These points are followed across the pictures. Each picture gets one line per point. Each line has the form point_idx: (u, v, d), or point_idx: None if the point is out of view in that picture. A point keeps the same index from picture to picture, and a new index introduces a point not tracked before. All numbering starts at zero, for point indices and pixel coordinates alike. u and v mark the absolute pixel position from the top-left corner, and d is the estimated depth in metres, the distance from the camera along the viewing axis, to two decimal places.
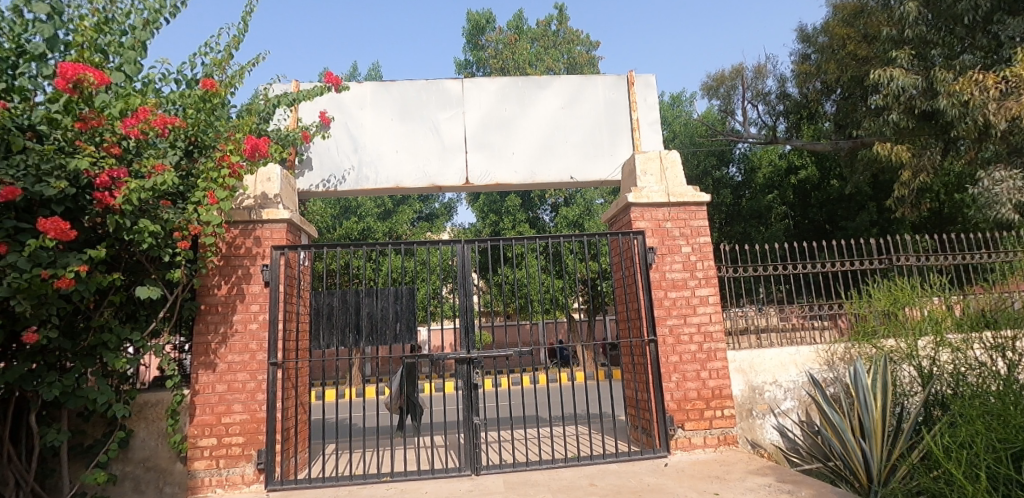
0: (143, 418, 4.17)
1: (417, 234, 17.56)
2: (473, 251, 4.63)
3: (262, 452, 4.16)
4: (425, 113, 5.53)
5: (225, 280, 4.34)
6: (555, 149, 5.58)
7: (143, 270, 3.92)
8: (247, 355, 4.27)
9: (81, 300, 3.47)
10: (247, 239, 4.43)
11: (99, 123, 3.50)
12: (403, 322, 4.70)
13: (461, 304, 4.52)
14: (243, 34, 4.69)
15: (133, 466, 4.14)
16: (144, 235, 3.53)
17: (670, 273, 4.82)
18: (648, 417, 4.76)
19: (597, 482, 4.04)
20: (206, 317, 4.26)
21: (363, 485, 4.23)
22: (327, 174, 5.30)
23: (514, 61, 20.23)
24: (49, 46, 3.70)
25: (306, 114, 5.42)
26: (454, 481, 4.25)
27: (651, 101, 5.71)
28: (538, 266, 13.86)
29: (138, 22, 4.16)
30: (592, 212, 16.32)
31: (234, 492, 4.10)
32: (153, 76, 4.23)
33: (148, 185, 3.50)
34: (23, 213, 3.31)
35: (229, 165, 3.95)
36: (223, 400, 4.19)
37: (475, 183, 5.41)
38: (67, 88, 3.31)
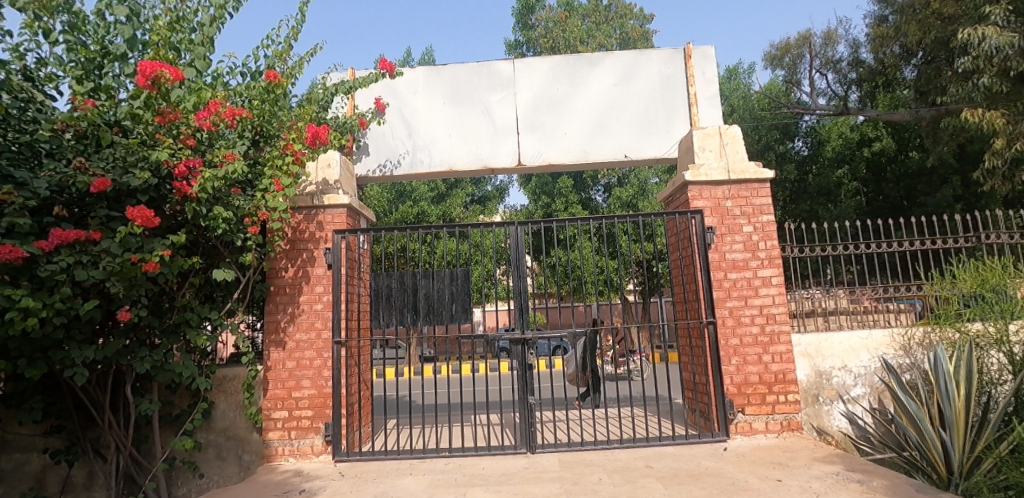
0: (222, 392, 4.47)
1: (469, 216, 17.74)
2: (526, 233, 4.63)
3: (329, 425, 4.39)
4: (476, 96, 5.54)
5: (292, 263, 4.57)
6: (607, 127, 5.46)
7: (218, 255, 4.19)
8: (313, 333, 4.49)
9: (166, 282, 3.76)
10: (310, 224, 4.63)
11: (175, 117, 3.75)
12: (458, 303, 4.79)
13: (515, 285, 4.55)
14: (301, 24, 4.87)
15: (215, 435, 4.45)
16: (219, 222, 3.77)
17: (731, 254, 4.65)
18: (706, 401, 4.68)
19: (653, 464, 4.01)
20: (275, 297, 4.51)
21: (423, 459, 4.41)
22: (383, 159, 5.43)
23: (565, 39, 19.86)
24: (129, 47, 3.98)
25: (361, 100, 5.55)
26: (509, 458, 4.34)
27: (709, 75, 5.48)
28: (591, 247, 13.75)
29: (205, 20, 4.39)
30: (647, 192, 15.95)
31: (305, 461, 4.37)
32: (221, 70, 4.47)
33: (221, 174, 3.73)
34: (113, 202, 3.62)
35: (292, 152, 4.15)
36: (292, 376, 4.45)
37: (528, 164, 5.40)
38: (147, 84, 3.54)
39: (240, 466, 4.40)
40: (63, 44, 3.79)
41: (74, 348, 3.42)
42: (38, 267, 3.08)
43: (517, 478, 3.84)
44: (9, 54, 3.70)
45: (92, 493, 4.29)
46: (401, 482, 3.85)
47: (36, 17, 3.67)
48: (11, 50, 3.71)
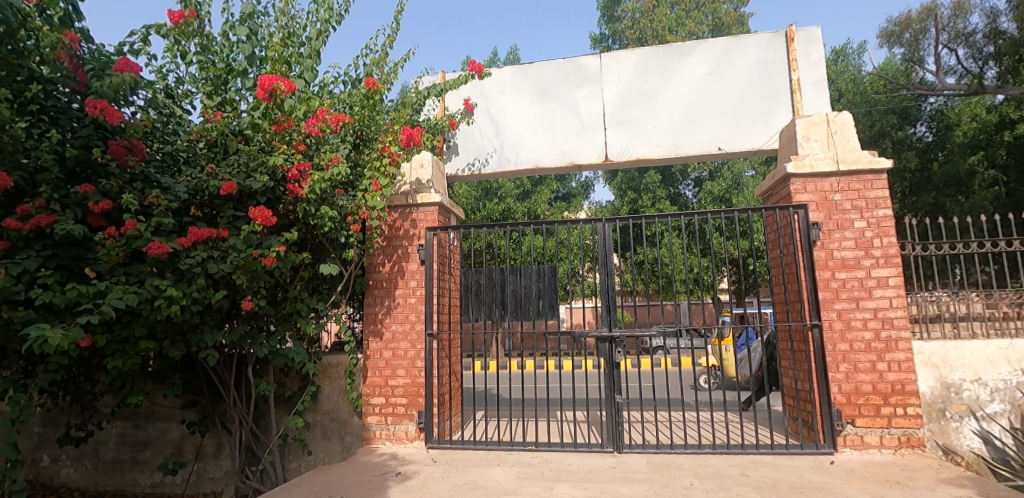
0: (326, 376, 4.81)
1: (554, 213, 17.74)
2: (614, 230, 4.54)
3: (421, 413, 4.62)
4: (563, 92, 5.54)
5: (388, 258, 4.84)
6: (700, 118, 5.24)
7: (324, 250, 4.54)
8: (407, 325, 4.73)
9: (281, 275, 4.14)
10: (405, 222, 4.88)
11: (289, 125, 4.12)
12: (545, 299, 4.83)
13: (603, 283, 4.51)
14: (396, 32, 5.14)
15: (321, 416, 4.81)
16: (325, 220, 4.08)
17: (839, 251, 4.30)
18: (809, 409, 4.38)
19: (748, 473, 3.82)
20: (374, 291, 4.82)
21: (510, 451, 4.51)
22: (472, 158, 5.59)
23: (651, 30, 19.24)
24: (249, 63, 4.41)
25: (451, 102, 5.74)
26: (596, 456, 4.32)
27: (815, 58, 5.07)
28: (680, 244, 13.29)
29: (312, 34, 4.77)
30: (741, 186, 15.07)
31: (400, 445, 4.62)
32: (326, 79, 4.83)
33: (327, 176, 4.04)
34: (238, 204, 4.03)
35: (389, 154, 4.41)
36: (389, 365, 4.71)
37: (615, 160, 5.31)
38: (265, 97, 3.94)
39: (343, 447, 4.73)
40: (197, 64, 4.29)
41: (207, 332, 3.87)
42: (180, 261, 3.53)
43: (604, 476, 3.82)
44: (155, 75, 4.25)
45: (219, 461, 4.81)
46: (489, 471, 3.97)
47: (176, 42, 4.19)
48: (157, 71, 4.26)
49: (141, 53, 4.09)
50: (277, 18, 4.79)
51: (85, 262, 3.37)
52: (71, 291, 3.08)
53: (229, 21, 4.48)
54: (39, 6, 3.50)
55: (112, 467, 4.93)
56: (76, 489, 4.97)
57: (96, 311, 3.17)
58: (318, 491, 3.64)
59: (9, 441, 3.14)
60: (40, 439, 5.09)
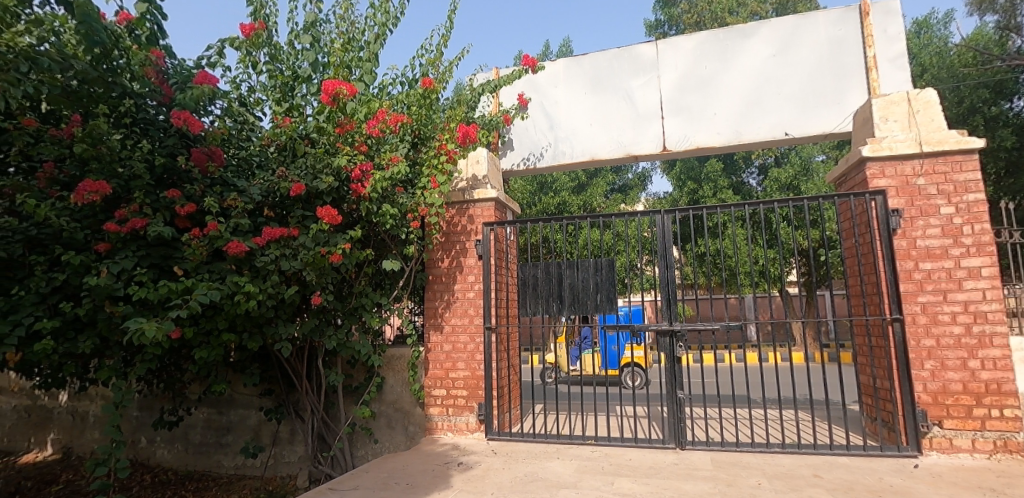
0: (390, 368, 4.98)
1: (611, 205, 17.42)
2: (673, 222, 4.43)
3: (481, 405, 4.71)
4: (618, 82, 5.43)
5: (447, 253, 4.95)
6: (764, 103, 5.01)
7: (386, 247, 4.71)
8: (466, 319, 4.82)
9: (346, 271, 4.34)
10: (462, 217, 4.96)
11: (352, 126, 4.33)
12: (603, 293, 4.75)
13: (662, 276, 4.41)
14: (450, 31, 5.23)
15: (385, 406, 4.99)
16: (387, 218, 4.23)
17: (923, 240, 4.00)
18: (890, 408, 4.10)
19: (822, 474, 3.64)
20: (434, 285, 4.94)
21: (570, 444, 4.52)
22: (526, 153, 5.61)
23: (710, 12, 18.48)
24: (313, 69, 4.63)
25: (505, 97, 5.77)
26: (658, 452, 4.25)
27: (893, 31, 4.71)
28: (744, 234, 12.76)
29: (370, 38, 4.93)
30: (811, 172, 14.22)
31: (461, 436, 4.72)
32: (385, 81, 4.99)
33: (388, 175, 4.17)
34: (306, 204, 4.24)
35: (446, 152, 4.51)
36: (449, 357, 4.83)
37: (674, 149, 5.18)
38: (329, 101, 4.16)
39: (407, 436, 4.89)
40: (267, 73, 4.54)
41: (281, 325, 4.11)
42: (256, 259, 3.76)
43: (666, 472, 3.75)
44: (230, 86, 4.55)
45: (294, 447, 5.11)
46: (549, 464, 3.99)
47: (247, 53, 4.45)
48: (231, 82, 4.55)
49: (217, 66, 4.37)
50: (338, 24, 4.98)
51: (174, 260, 3.65)
52: (163, 287, 3.36)
53: (295, 31, 4.72)
54: (130, 27, 3.83)
55: (200, 449, 5.36)
56: (169, 469, 5.44)
57: (184, 305, 3.44)
58: (384, 478, 3.79)
59: (114, 423, 3.47)
60: (138, 422, 5.60)
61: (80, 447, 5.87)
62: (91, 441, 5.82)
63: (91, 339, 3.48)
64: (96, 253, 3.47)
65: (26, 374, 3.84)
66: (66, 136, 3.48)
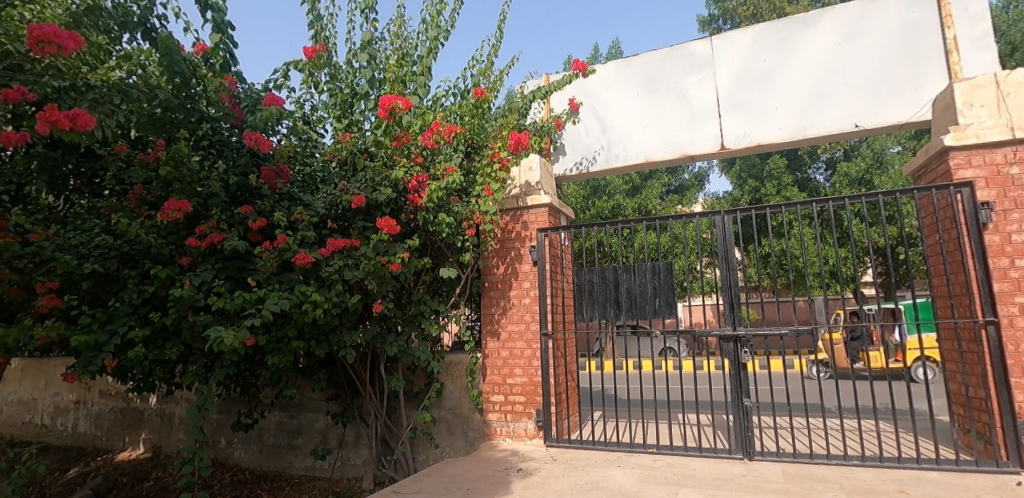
0: (449, 374, 5.06)
1: (667, 207, 17.00)
2: (735, 222, 4.26)
3: (540, 411, 4.70)
4: (672, 82, 5.31)
5: (502, 260, 4.99)
6: (829, 94, 4.75)
7: (443, 255, 4.82)
8: (523, 325, 4.83)
9: (405, 279, 4.47)
10: (517, 224, 4.99)
11: (407, 139, 4.47)
12: (661, 297, 4.67)
13: (724, 279, 4.25)
14: (499, 41, 5.30)
15: (445, 411, 5.07)
16: (443, 227, 4.32)
17: (1020, 235, 3.65)
18: (986, 420, 3.76)
19: (908, 490, 3.38)
20: (490, 292, 5.00)
21: (630, 453, 4.43)
22: (579, 157, 5.58)
23: (767, 2, 17.73)
24: (370, 85, 4.82)
25: (556, 103, 5.77)
26: (724, 463, 4.09)
27: (976, 11, 4.40)
28: (812, 233, 12.10)
29: (423, 52, 5.07)
30: (885, 164, 13.32)
31: (520, 442, 4.73)
32: (439, 94, 5.12)
33: (443, 185, 4.27)
34: (366, 215, 4.40)
35: (499, 160, 4.55)
36: (507, 364, 4.85)
37: (732, 147, 5.00)
38: (386, 115, 4.31)
39: (466, 441, 4.96)
40: (328, 92, 4.78)
41: (345, 332, 4.27)
42: (321, 269, 3.94)
43: (734, 484, 3.60)
44: (295, 106, 4.81)
45: (359, 450, 5.29)
46: (610, 473, 3.93)
47: (310, 74, 4.69)
48: (296, 102, 4.81)
49: (283, 88, 4.64)
50: (392, 41, 5.16)
51: (247, 272, 3.88)
52: (238, 298, 3.58)
53: (352, 50, 4.94)
54: (205, 57, 4.14)
55: (273, 450, 5.65)
56: (246, 468, 5.76)
57: (257, 314, 3.64)
58: (445, 483, 3.85)
59: (197, 424, 3.73)
60: (218, 424, 5.97)
61: (167, 447, 6.31)
62: (176, 442, 6.24)
63: (176, 346, 3.74)
64: (179, 267, 3.74)
65: (122, 378, 4.18)
66: (153, 160, 3.79)
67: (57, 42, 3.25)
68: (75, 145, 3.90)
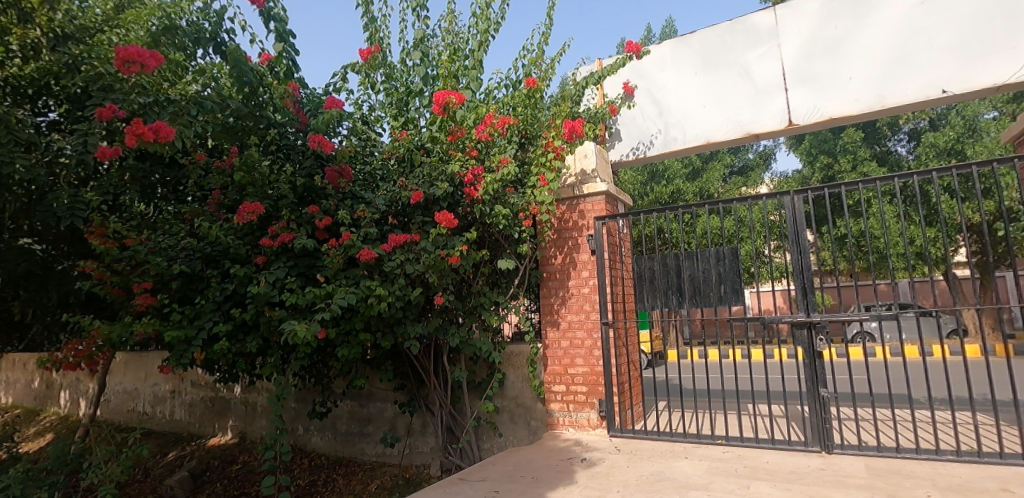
0: (510, 365, 5.10)
1: (731, 190, 16.29)
2: (805, 203, 4.02)
3: (603, 401, 4.66)
4: (732, 57, 5.06)
5: (559, 250, 4.98)
6: (911, 59, 4.37)
7: (500, 247, 4.87)
8: (582, 315, 4.79)
9: (464, 272, 4.54)
10: (573, 213, 4.95)
11: (462, 133, 4.54)
12: (727, 284, 4.46)
13: (795, 263, 4.01)
14: (550, 29, 5.24)
15: (508, 401, 5.13)
16: (500, 218, 4.36)
17: None
18: None
19: (1012, 489, 3.09)
20: (548, 282, 5.00)
21: (698, 444, 4.32)
22: (635, 142, 5.44)
23: None
24: (424, 83, 4.92)
25: (610, 88, 5.67)
26: (800, 456, 3.90)
27: None
28: (893, 211, 11.25)
29: (474, 46, 5.11)
30: (978, 132, 12.23)
31: (583, 432, 4.72)
32: (491, 86, 5.13)
33: (498, 177, 4.29)
34: (425, 210, 4.51)
35: (553, 149, 4.52)
36: (567, 354, 4.84)
37: (801, 123, 4.71)
38: (440, 111, 4.39)
39: (529, 431, 4.99)
40: (384, 92, 4.92)
41: (409, 324, 4.40)
42: (384, 264, 4.07)
43: (811, 478, 3.43)
44: (354, 107, 4.98)
45: (426, 438, 5.46)
46: (676, 464, 3.85)
47: (367, 75, 4.84)
48: (355, 104, 4.98)
49: (342, 90, 4.82)
50: (443, 37, 5.21)
51: (316, 269, 4.08)
52: (309, 293, 3.74)
53: (405, 49, 5.05)
54: (270, 66, 4.37)
55: (347, 438, 5.93)
56: (322, 454, 6.07)
57: (327, 308, 3.81)
58: (510, 471, 3.90)
59: (277, 413, 3.96)
60: (295, 413, 6.33)
61: (251, 433, 6.76)
62: (259, 428, 6.68)
63: (256, 340, 3.99)
64: (255, 265, 3.98)
65: (210, 370, 4.52)
66: (228, 167, 4.05)
67: (140, 61, 3.50)
68: (159, 156, 4.37)
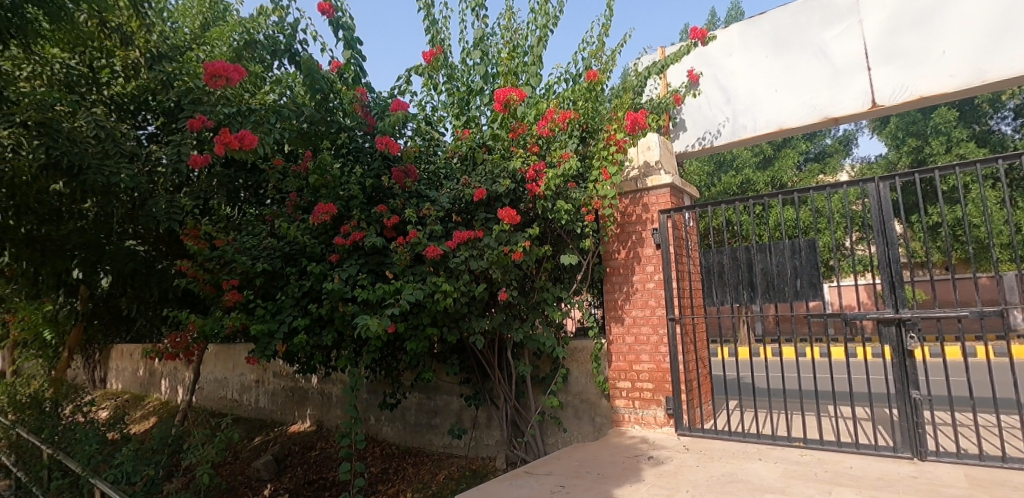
0: (574, 360, 5.08)
1: (806, 178, 15.38)
2: (893, 190, 3.73)
3: (670, 399, 4.55)
4: (806, 37, 4.77)
5: (623, 245, 4.90)
6: (1017, 27, 3.94)
7: (563, 242, 4.87)
8: (647, 310, 4.70)
9: (527, 268, 4.57)
10: (637, 207, 4.85)
11: (523, 130, 4.57)
12: (803, 278, 4.20)
13: (881, 256, 3.74)
14: (609, 20, 5.16)
15: (572, 397, 5.11)
16: (562, 214, 4.34)
17: None
18: None
19: None
20: (612, 278, 4.93)
21: (772, 445, 4.14)
22: (701, 132, 5.25)
23: None
24: (484, 81, 5.00)
25: (673, 77, 5.51)
26: (888, 462, 3.65)
27: None
28: (997, 196, 10.22)
29: (533, 42, 5.12)
30: None
31: (650, 430, 4.63)
32: (550, 81, 5.13)
33: (560, 172, 4.27)
34: (487, 207, 4.57)
35: (615, 142, 4.46)
36: (632, 350, 4.76)
37: (887, 104, 4.37)
38: (501, 109, 4.44)
39: (594, 427, 4.96)
40: (446, 92, 5.05)
41: (474, 319, 4.48)
42: (450, 261, 4.16)
43: (902, 486, 3.19)
44: (418, 109, 5.13)
45: (491, 431, 5.55)
46: (750, 465, 3.70)
47: (429, 77, 4.97)
48: (418, 105, 5.13)
49: (406, 93, 4.98)
50: (502, 35, 5.24)
51: (385, 266, 4.23)
52: (379, 289, 3.90)
53: (466, 49, 5.14)
54: (339, 73, 4.58)
55: (415, 428, 6.14)
56: (392, 443, 6.33)
57: (395, 303, 3.95)
58: (576, 467, 3.90)
59: (351, 403, 4.17)
60: (368, 403, 6.63)
61: (328, 421, 7.14)
62: (335, 417, 7.04)
63: (331, 333, 4.21)
64: (329, 263, 4.19)
65: (290, 361, 4.81)
66: (303, 170, 4.30)
67: (225, 75, 3.77)
68: (242, 163, 4.70)
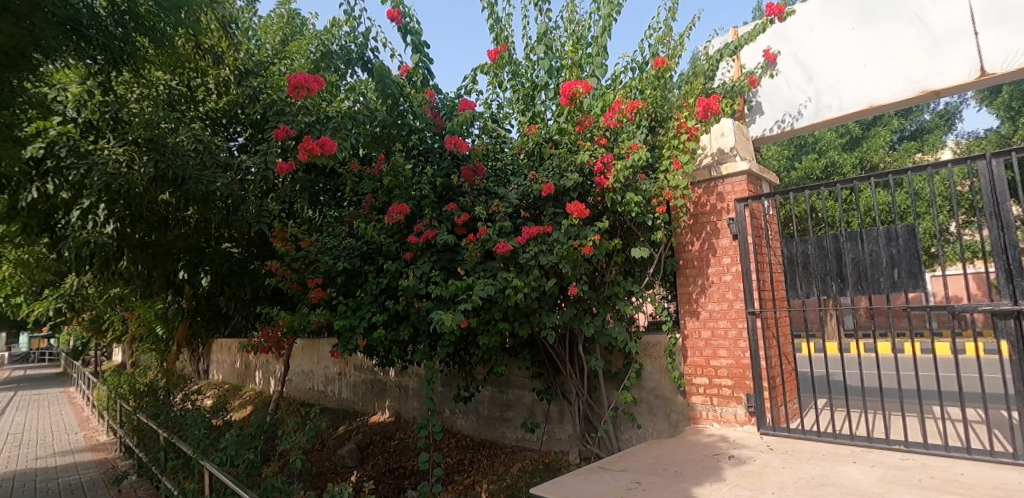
0: (648, 355, 4.98)
1: (901, 158, 14.14)
2: (1009, 169, 3.32)
3: (751, 396, 4.34)
4: (901, 4, 4.35)
5: (697, 236, 4.73)
6: None
7: (633, 235, 4.77)
8: (725, 304, 4.51)
9: (597, 262, 4.52)
10: (711, 196, 4.66)
11: (590, 122, 4.51)
12: (901, 268, 3.85)
13: (997, 241, 3.35)
14: (677, 3, 4.96)
15: (646, 392, 5.01)
16: (632, 206, 4.25)
17: None
18: None
19: None
20: (685, 270, 4.78)
21: (868, 448, 3.86)
22: (780, 114, 4.94)
23: None
24: (549, 76, 5.00)
25: (748, 58, 5.23)
26: (1008, 470, 3.28)
27: None
28: None
29: (597, 32, 5.03)
30: None
31: (730, 428, 4.45)
32: (617, 71, 5.03)
33: (629, 163, 4.16)
34: (555, 202, 4.56)
35: (686, 130, 4.28)
36: (709, 345, 4.59)
37: (998, 72, 3.87)
38: (567, 102, 4.41)
39: (669, 423, 4.83)
40: (511, 89, 5.09)
41: (544, 314, 4.48)
42: (519, 256, 4.21)
43: None
44: (484, 107, 5.20)
45: (564, 425, 5.55)
46: (843, 468, 3.46)
47: (494, 75, 5.02)
48: (485, 103, 5.20)
49: (472, 92, 5.07)
50: (566, 27, 5.20)
51: (456, 263, 4.33)
52: (451, 285, 4.00)
53: (530, 44, 5.15)
54: (408, 77, 4.76)
55: (488, 421, 6.27)
56: (467, 435, 6.50)
57: (467, 299, 4.03)
58: (651, 464, 3.82)
59: (428, 395, 4.32)
60: (443, 396, 6.84)
61: (405, 413, 7.44)
62: (412, 409, 7.32)
63: (407, 328, 4.36)
64: (404, 261, 4.35)
65: (370, 355, 5.05)
66: (378, 173, 4.50)
67: (306, 86, 4.00)
68: (322, 168, 4.96)
